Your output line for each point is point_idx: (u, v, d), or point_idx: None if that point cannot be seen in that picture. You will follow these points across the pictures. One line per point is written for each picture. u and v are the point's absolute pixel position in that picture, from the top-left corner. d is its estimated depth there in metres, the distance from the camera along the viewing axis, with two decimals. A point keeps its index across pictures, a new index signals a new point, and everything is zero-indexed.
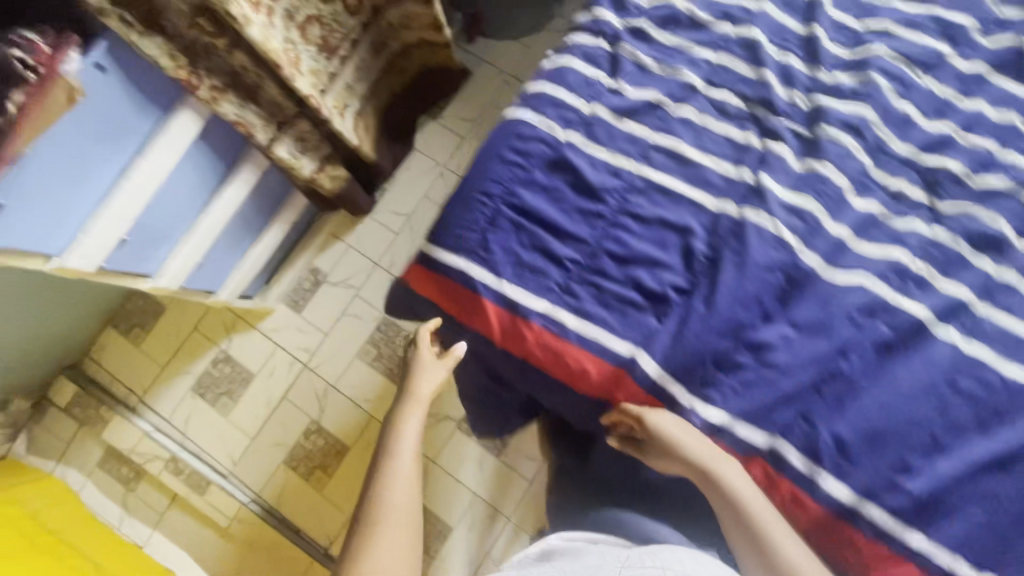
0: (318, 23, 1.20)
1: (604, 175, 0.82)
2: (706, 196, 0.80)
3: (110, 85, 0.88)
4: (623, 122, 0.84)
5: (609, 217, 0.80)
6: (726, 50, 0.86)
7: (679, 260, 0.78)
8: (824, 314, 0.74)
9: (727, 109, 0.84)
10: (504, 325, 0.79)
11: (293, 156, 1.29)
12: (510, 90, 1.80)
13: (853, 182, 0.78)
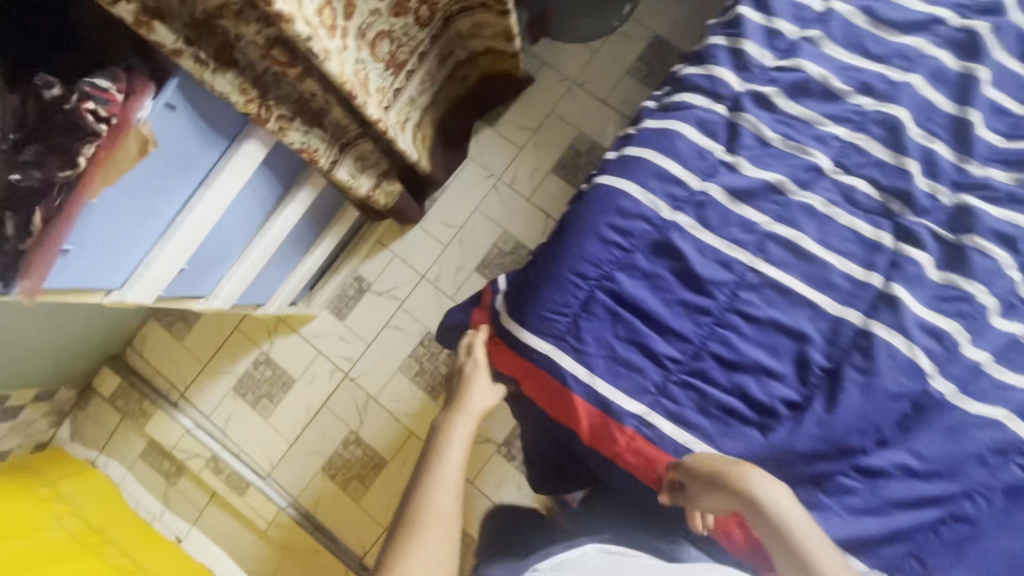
0: (389, 38, 1.11)
1: (713, 266, 0.74)
2: (828, 299, 0.73)
3: (177, 121, 0.81)
4: (738, 206, 0.76)
5: (717, 314, 0.74)
6: (861, 128, 0.77)
7: (792, 370, 0.72)
8: (952, 449, 0.67)
9: (856, 197, 0.75)
10: (592, 423, 0.75)
11: (354, 174, 1.22)
12: (573, 99, 1.69)
13: (1000, 302, 0.70)
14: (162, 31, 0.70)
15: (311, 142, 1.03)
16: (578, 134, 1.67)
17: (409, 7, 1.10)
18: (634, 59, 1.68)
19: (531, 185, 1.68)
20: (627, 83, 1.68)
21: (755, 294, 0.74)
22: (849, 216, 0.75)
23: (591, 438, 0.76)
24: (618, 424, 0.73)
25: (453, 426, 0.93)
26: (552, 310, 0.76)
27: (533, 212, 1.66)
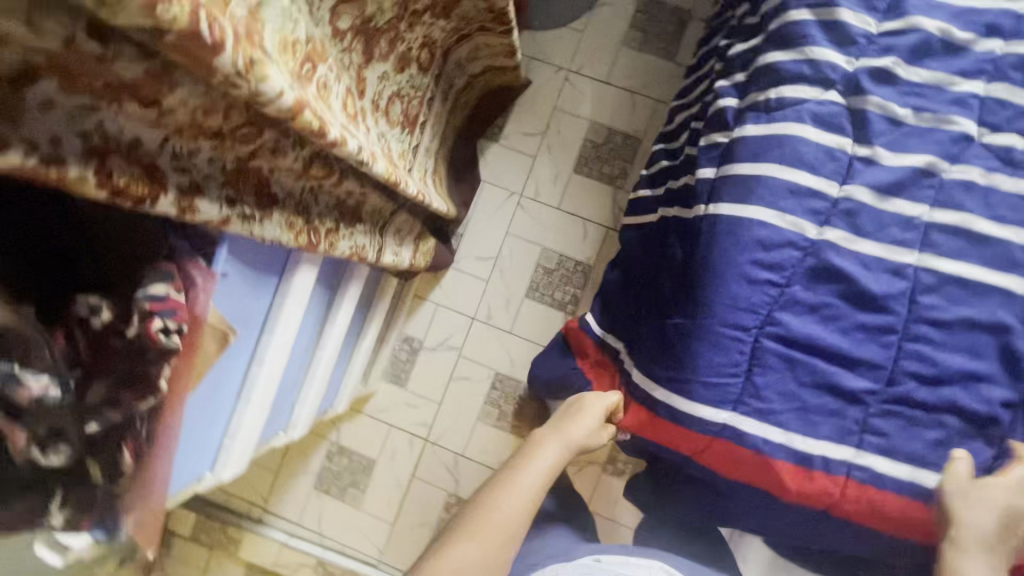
0: (398, 96, 0.97)
1: (886, 279, 0.83)
2: (1017, 279, 0.80)
3: (231, 286, 0.69)
4: (888, 202, 0.84)
5: (903, 328, 0.83)
6: (1002, 76, 0.84)
7: (998, 363, 0.81)
8: None
9: (1016, 156, 0.82)
10: (798, 482, 0.85)
11: (396, 259, 1.11)
12: (574, 89, 1.56)
13: None
14: (207, 202, 0.56)
15: (357, 243, 0.91)
16: (591, 124, 1.56)
17: (411, 57, 0.96)
18: (626, 29, 1.56)
19: (557, 191, 1.56)
20: (626, 55, 1.55)
21: (922, 285, 0.83)
22: (988, 187, 0.82)
23: (800, 497, 0.86)
24: (814, 465, 0.84)
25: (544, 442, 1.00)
26: (712, 372, 0.87)
27: (568, 219, 1.56)
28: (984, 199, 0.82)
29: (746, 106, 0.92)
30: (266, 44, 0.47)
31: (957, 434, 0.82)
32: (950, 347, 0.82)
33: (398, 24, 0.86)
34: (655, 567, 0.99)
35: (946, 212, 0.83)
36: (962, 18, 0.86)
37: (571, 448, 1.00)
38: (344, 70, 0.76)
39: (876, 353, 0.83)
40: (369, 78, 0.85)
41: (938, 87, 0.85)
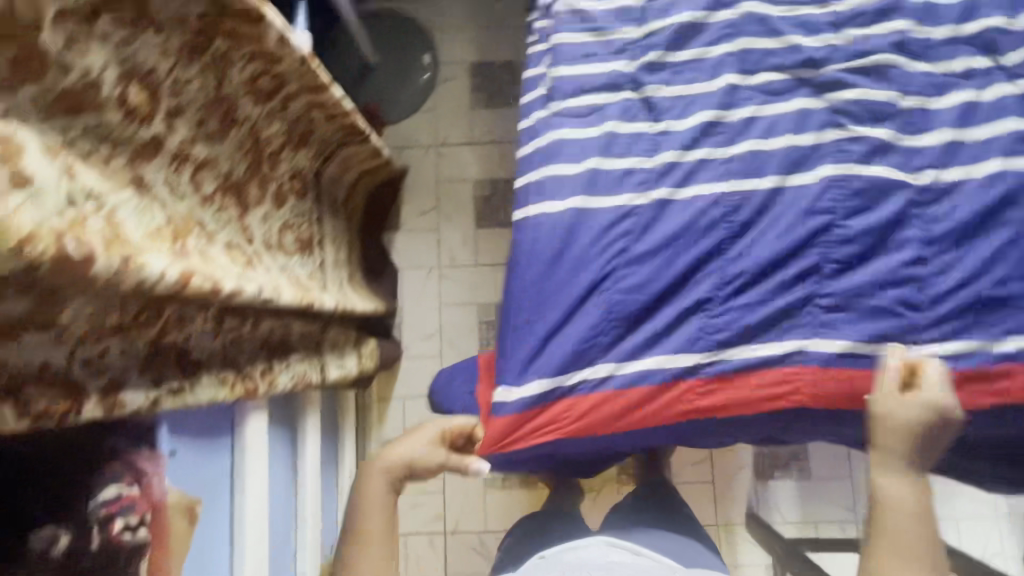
0: (287, 227, 1.03)
1: (720, 211, 0.89)
2: (835, 170, 0.88)
3: (186, 459, 0.71)
4: (689, 156, 0.92)
5: (759, 242, 0.88)
6: (741, 31, 0.96)
7: (862, 242, 0.86)
8: (990, 215, 0.85)
9: (775, 86, 0.93)
10: (662, 398, 0.86)
11: (343, 370, 1.14)
12: (447, 158, 1.69)
13: (931, 89, 0.90)
14: (131, 391, 0.60)
15: (298, 370, 0.94)
16: (475, 182, 1.68)
17: (285, 191, 1.04)
18: (471, 94, 1.73)
19: (471, 251, 1.65)
20: (480, 115, 1.71)
21: (743, 215, 0.89)
22: (771, 115, 0.92)
23: (681, 411, 0.87)
24: (724, 370, 0.86)
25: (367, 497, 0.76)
26: (541, 345, 0.89)
27: (489, 270, 1.64)
28: (775, 130, 0.91)
29: (552, 120, 0.97)
30: (131, 239, 0.54)
31: (790, 308, 0.86)
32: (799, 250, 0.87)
33: (260, 169, 0.94)
34: (598, 544, 0.81)
35: (736, 146, 0.91)
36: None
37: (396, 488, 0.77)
38: (224, 227, 0.82)
39: (699, 270, 0.89)
40: (253, 225, 0.91)
41: (701, 58, 0.96)
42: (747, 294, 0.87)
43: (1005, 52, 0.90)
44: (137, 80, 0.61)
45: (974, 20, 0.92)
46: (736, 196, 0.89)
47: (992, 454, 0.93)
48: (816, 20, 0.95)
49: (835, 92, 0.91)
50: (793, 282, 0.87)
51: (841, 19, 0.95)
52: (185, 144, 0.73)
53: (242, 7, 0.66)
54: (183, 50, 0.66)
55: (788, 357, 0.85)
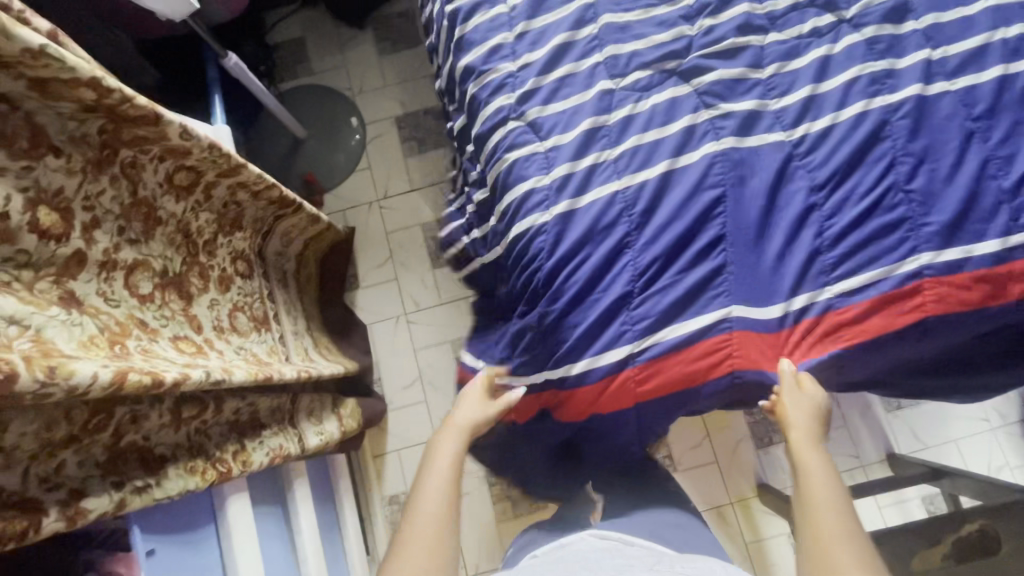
0: (238, 308, 1.07)
1: (624, 205, 0.89)
2: (721, 144, 0.88)
3: (166, 556, 0.72)
4: (581, 164, 0.91)
5: (667, 228, 0.87)
6: (601, 41, 0.95)
7: (762, 206, 0.87)
8: (875, 154, 0.87)
9: (645, 83, 0.93)
10: (608, 391, 0.89)
11: (324, 435, 1.15)
12: (390, 210, 1.74)
13: (790, 53, 0.92)
14: (93, 497, 0.60)
15: (274, 444, 0.94)
16: (422, 225, 1.73)
17: (229, 274, 1.07)
18: (402, 145, 1.79)
19: (432, 292, 1.68)
20: (414, 163, 1.78)
21: (641, 208, 0.88)
22: (649, 109, 0.91)
23: (627, 398, 0.89)
24: (654, 355, 0.87)
25: (439, 444, 0.92)
26: (506, 361, 1.01)
27: (455, 305, 1.67)
28: (656, 123, 0.91)
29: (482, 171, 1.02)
30: (63, 350, 0.58)
31: (707, 280, 0.87)
32: (701, 231, 0.87)
33: (197, 259, 0.98)
34: (590, 537, 0.83)
35: (619, 146, 0.91)
36: (556, 20, 0.97)
37: (467, 435, 0.93)
38: (168, 321, 0.85)
39: (612, 269, 0.88)
40: (199, 313, 0.94)
41: (574, 75, 0.95)
42: (662, 280, 0.87)
43: (848, 5, 0.94)
44: (45, 203, 0.65)
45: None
46: (634, 191, 0.89)
47: (946, 366, 0.96)
48: (671, 17, 0.96)
49: (699, 77, 0.92)
50: (700, 259, 0.87)
51: (688, 12, 0.97)
52: (111, 251, 0.76)
53: (137, 111, 0.69)
54: (90, 167, 0.71)
55: (713, 327, 0.85)
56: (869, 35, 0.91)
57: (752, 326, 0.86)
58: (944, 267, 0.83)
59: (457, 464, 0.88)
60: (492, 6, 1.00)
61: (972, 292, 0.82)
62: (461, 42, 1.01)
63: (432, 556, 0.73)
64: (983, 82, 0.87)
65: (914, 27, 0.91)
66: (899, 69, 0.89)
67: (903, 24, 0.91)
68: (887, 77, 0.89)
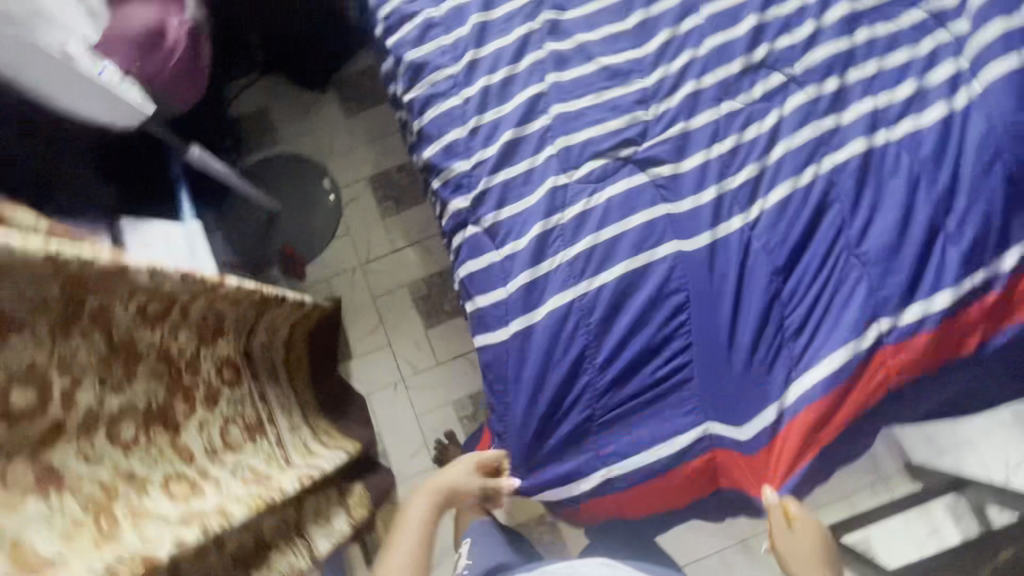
0: (229, 420, 1.02)
1: (593, 312, 0.81)
2: (684, 241, 0.83)
3: None
4: (540, 271, 0.82)
5: (625, 340, 0.80)
6: (555, 136, 0.88)
7: (726, 310, 0.80)
8: (833, 229, 0.83)
9: (599, 175, 0.86)
10: (615, 505, 0.83)
11: (335, 536, 1.10)
12: (376, 273, 1.70)
13: (738, 131, 0.87)
14: None
15: (285, 566, 0.91)
16: (410, 284, 1.69)
17: (217, 386, 1.02)
18: (379, 206, 1.76)
19: (425, 352, 1.64)
20: (393, 223, 1.74)
21: (597, 317, 0.80)
22: (606, 203, 0.84)
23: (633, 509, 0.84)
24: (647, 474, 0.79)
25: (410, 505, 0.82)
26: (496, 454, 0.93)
27: (454, 363, 1.63)
28: (612, 220, 0.83)
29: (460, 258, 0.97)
30: (39, 548, 0.56)
31: (667, 393, 0.80)
32: (669, 338, 0.81)
33: (182, 381, 0.93)
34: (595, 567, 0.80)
35: (575, 246, 0.83)
36: (510, 111, 0.90)
37: (442, 496, 0.84)
38: (158, 463, 0.81)
39: (574, 385, 0.80)
40: (190, 442, 0.90)
41: (531, 172, 0.88)
42: (628, 395, 0.80)
43: (793, 63, 0.90)
44: (18, 381, 0.61)
45: (761, 45, 0.91)
46: (590, 301, 0.81)
47: (976, 406, 0.90)
48: (625, 101, 0.90)
49: (654, 168, 0.86)
50: (671, 370, 0.80)
51: (642, 99, 0.90)
52: (92, 408, 0.72)
53: (101, 268, 0.67)
54: (56, 327, 0.66)
55: (690, 448, 0.78)
56: (812, 95, 0.88)
57: (726, 445, 0.79)
58: (945, 311, 0.79)
59: (428, 528, 0.79)
60: (448, 96, 0.93)
61: (960, 326, 0.80)
62: (421, 137, 0.94)
63: None
64: (924, 126, 0.86)
65: (856, 76, 0.89)
66: (842, 126, 0.87)
67: (847, 74, 0.89)
68: (829, 138, 0.86)
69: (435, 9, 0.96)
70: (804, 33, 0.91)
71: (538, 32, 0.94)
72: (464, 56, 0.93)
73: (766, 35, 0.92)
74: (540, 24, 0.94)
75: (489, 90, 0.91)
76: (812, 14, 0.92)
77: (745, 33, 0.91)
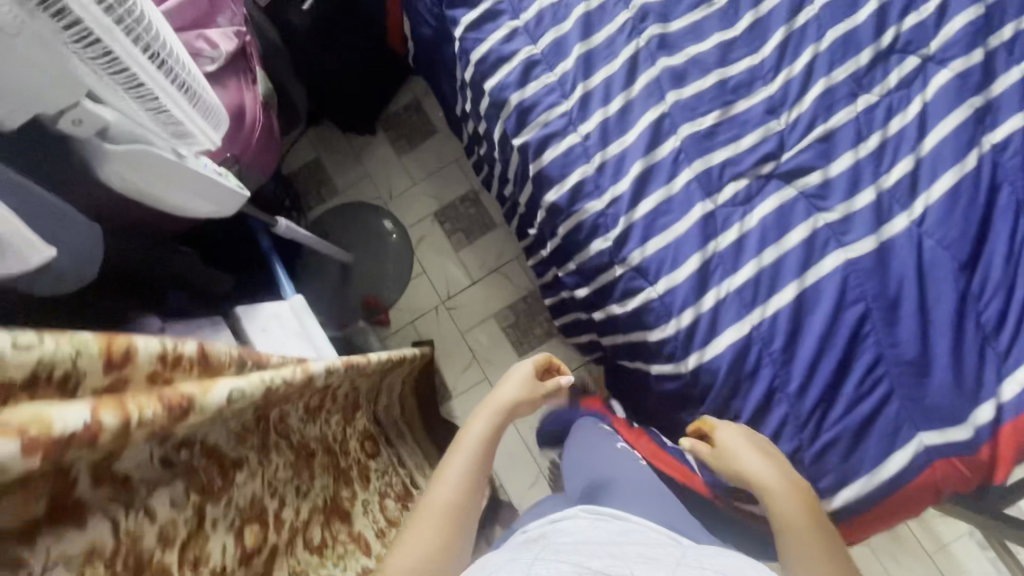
0: (383, 495, 1.01)
1: (775, 338, 0.75)
2: (856, 248, 0.77)
3: None
4: (706, 303, 0.78)
5: (814, 366, 0.74)
6: (686, 158, 0.84)
7: (915, 312, 0.74)
8: (1016, 209, 0.75)
9: (744, 196, 0.81)
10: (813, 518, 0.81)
11: None
12: (458, 308, 1.68)
13: (884, 123, 0.81)
14: None
15: None
16: (495, 314, 1.67)
17: (364, 463, 1.01)
18: (450, 240, 1.73)
19: None
20: (468, 254, 1.72)
21: (779, 345, 0.75)
22: (759, 224, 0.80)
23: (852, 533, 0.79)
24: (863, 500, 0.72)
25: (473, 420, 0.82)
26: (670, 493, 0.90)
27: None
28: (771, 241, 0.79)
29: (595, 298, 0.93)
30: None
31: (880, 412, 0.72)
32: (857, 357, 0.74)
33: (341, 467, 0.91)
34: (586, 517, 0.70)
35: (738, 274, 0.78)
36: (634, 140, 0.86)
37: (506, 412, 0.84)
38: (349, 560, 0.79)
39: (766, 421, 0.75)
40: (362, 528, 0.88)
41: (669, 201, 0.83)
42: (828, 430, 0.73)
43: (927, 41, 0.83)
44: (248, 521, 0.58)
45: (888, 29, 0.84)
46: (768, 330, 0.76)
47: None
48: (753, 113, 0.84)
49: (804, 177, 0.80)
50: (871, 391, 0.72)
51: (769, 106, 0.84)
52: (295, 520, 0.71)
53: (289, 384, 0.62)
54: (258, 451, 0.63)
55: (909, 468, 0.71)
56: (959, 70, 0.80)
57: (951, 456, 0.70)
58: None
59: (490, 440, 0.80)
60: (564, 137, 0.90)
61: None
62: (540, 180, 0.92)
63: (439, 546, 0.67)
64: None
65: (999, 42, 0.81)
66: (995, 99, 0.80)
67: (989, 42, 0.81)
68: (982, 115, 0.79)
69: (532, 47, 0.93)
70: (932, 5, 0.83)
71: (644, 51, 0.89)
72: (574, 92, 0.90)
73: (891, 16, 0.85)
74: (647, 40, 0.89)
75: (607, 123, 0.88)
76: None
77: (868, 18, 0.85)
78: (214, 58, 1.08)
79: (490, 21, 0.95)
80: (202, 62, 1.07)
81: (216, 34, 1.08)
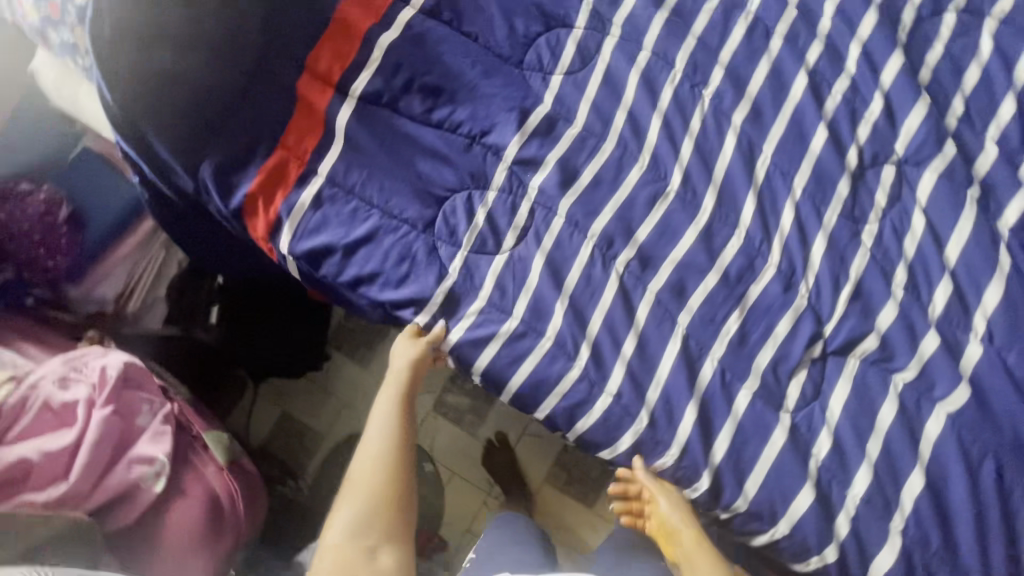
0: None
1: (930, 535, 0.69)
2: (951, 400, 0.71)
3: None
4: (841, 525, 0.72)
5: (981, 545, 0.69)
6: (733, 375, 0.76)
7: None
8: None
9: (813, 389, 0.74)
10: None
11: None
12: None
13: (902, 250, 0.76)
14: None
15: None
16: None
17: None
18: None
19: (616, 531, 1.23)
20: None
21: (938, 542, 0.69)
22: (845, 418, 0.72)
23: None
24: None
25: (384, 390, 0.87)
26: None
27: None
28: (867, 429, 0.72)
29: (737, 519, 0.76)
30: None
31: None
32: (1014, 516, 0.70)
33: None
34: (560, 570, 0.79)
35: (856, 484, 0.71)
36: (670, 377, 0.76)
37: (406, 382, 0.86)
38: None
39: None
40: None
41: (742, 429, 0.74)
42: None
43: (891, 145, 0.79)
44: None
45: (849, 148, 0.79)
46: (919, 532, 0.70)
47: None
48: (772, 296, 0.77)
49: (859, 344, 0.74)
50: None
51: (783, 280, 0.77)
52: None
53: None
54: None
55: None
56: (939, 168, 0.77)
57: None
58: None
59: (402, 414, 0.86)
60: (592, 402, 0.79)
61: None
62: (592, 449, 0.82)
63: (367, 516, 0.80)
64: None
65: (953, 121, 0.78)
66: (985, 181, 0.77)
67: (946, 125, 0.78)
68: (985, 204, 0.76)
69: (509, 320, 0.80)
70: (876, 108, 0.79)
71: (628, 277, 0.80)
72: (580, 350, 0.79)
73: (843, 133, 0.79)
74: (625, 266, 0.80)
75: (633, 371, 0.77)
76: (868, 86, 0.80)
77: (826, 146, 0.79)
78: (159, 471, 0.88)
79: (450, 310, 0.82)
80: (148, 485, 0.88)
81: (146, 442, 0.90)
